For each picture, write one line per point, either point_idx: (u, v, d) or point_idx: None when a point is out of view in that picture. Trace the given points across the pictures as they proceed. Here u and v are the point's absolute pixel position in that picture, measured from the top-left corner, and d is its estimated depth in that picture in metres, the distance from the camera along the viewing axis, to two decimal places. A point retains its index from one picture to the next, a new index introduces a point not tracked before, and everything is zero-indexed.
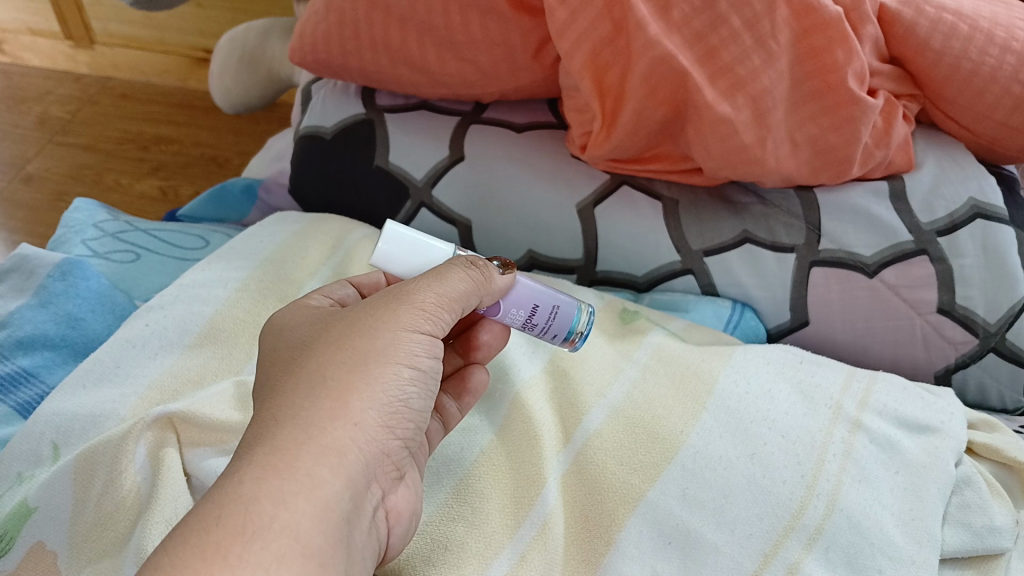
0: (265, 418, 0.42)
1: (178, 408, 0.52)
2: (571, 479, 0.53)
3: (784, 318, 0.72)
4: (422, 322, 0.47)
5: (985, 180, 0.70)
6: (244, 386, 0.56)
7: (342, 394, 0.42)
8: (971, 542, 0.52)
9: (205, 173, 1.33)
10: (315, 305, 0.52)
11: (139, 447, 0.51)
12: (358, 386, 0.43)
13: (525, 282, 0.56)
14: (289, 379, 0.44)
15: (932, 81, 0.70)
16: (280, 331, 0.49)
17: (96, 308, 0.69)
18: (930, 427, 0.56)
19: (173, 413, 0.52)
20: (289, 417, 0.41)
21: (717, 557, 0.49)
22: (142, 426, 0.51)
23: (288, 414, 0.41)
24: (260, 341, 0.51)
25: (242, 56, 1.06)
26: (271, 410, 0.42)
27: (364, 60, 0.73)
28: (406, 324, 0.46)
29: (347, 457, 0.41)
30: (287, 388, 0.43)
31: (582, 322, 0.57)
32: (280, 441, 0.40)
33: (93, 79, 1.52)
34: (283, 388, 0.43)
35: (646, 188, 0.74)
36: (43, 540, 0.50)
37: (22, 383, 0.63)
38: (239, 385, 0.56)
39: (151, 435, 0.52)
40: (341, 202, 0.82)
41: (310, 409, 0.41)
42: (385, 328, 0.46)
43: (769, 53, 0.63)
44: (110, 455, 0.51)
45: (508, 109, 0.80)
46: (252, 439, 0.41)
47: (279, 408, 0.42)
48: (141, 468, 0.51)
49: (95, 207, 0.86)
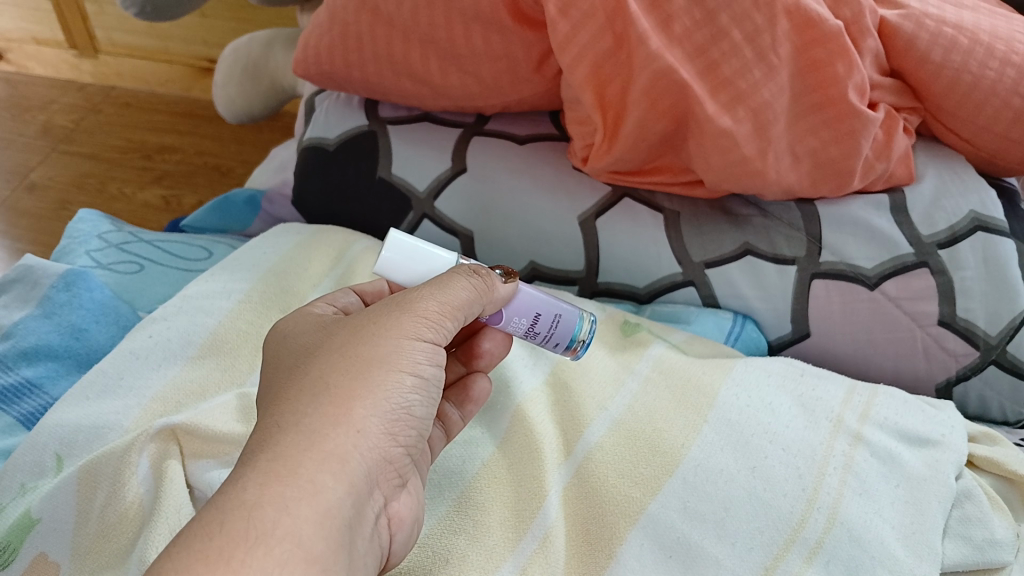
0: (268, 425, 0.42)
1: (181, 419, 0.52)
2: (573, 491, 0.53)
3: (785, 330, 0.72)
4: (424, 330, 0.47)
5: (985, 192, 0.71)
6: (247, 398, 0.56)
7: (344, 401, 0.42)
8: (971, 555, 0.52)
9: (208, 182, 1.34)
10: (316, 314, 0.52)
11: (142, 459, 0.52)
12: (360, 394, 0.43)
13: (529, 289, 0.56)
14: (292, 386, 0.44)
15: (932, 94, 0.71)
16: (283, 340, 0.49)
17: (100, 319, 0.69)
18: (930, 440, 0.57)
19: (176, 425, 0.52)
20: (291, 423, 0.41)
21: (717, 569, 0.49)
22: (145, 438, 0.52)
23: (291, 421, 0.41)
24: (263, 349, 0.51)
25: (245, 66, 1.06)
26: (273, 418, 0.42)
27: (367, 71, 0.74)
28: (409, 333, 0.46)
29: (349, 464, 0.41)
30: (290, 394, 0.43)
31: (585, 327, 0.58)
32: (282, 448, 0.40)
33: (97, 88, 1.53)
34: (286, 395, 0.43)
35: (647, 200, 0.74)
36: (46, 550, 0.50)
37: (25, 394, 0.63)
38: (242, 397, 0.57)
39: (153, 447, 0.52)
40: (344, 212, 0.82)
41: (312, 415, 0.42)
42: (387, 337, 0.46)
43: (770, 67, 0.64)
44: (114, 465, 0.52)
45: (510, 120, 0.80)
46: (255, 445, 0.41)
47: (281, 415, 0.42)
48: (144, 479, 0.51)
49: (100, 217, 0.86)
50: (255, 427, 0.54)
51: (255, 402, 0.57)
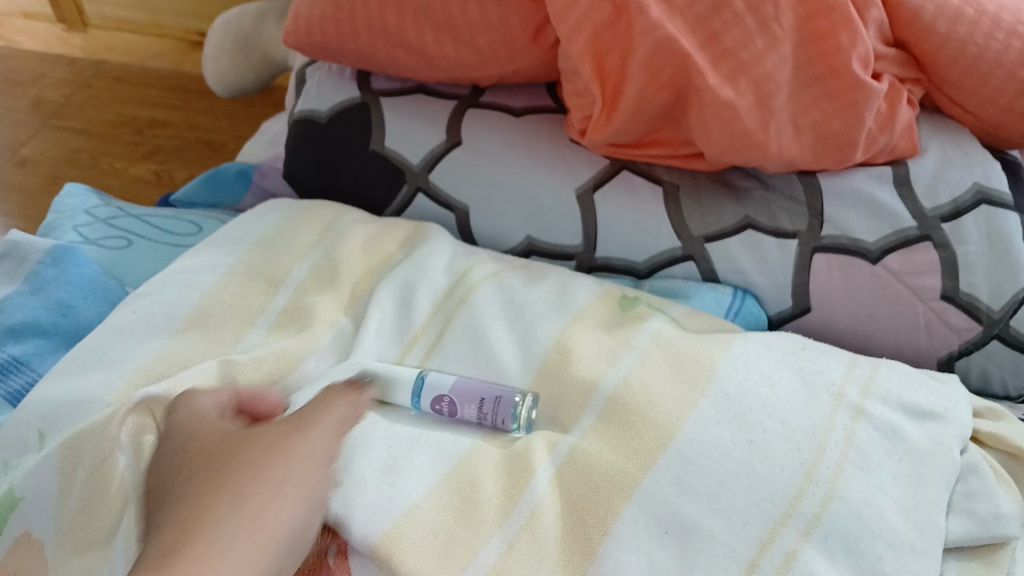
0: (181, 525, 0.42)
1: (160, 390, 0.52)
2: (567, 472, 0.52)
3: (786, 305, 0.71)
4: (322, 451, 0.47)
5: (990, 165, 0.69)
6: (228, 365, 0.57)
7: (268, 499, 0.44)
8: (977, 530, 0.51)
9: (200, 158, 1.31)
10: (207, 417, 0.50)
11: (121, 433, 0.51)
12: (273, 503, 0.44)
13: (472, 380, 0.58)
14: (203, 488, 0.44)
15: (937, 65, 0.69)
16: (185, 436, 0.49)
17: (89, 295, 0.68)
18: (933, 413, 0.56)
19: (156, 395, 0.52)
20: (204, 526, 0.42)
21: (714, 545, 0.48)
22: (125, 411, 0.51)
23: (200, 523, 0.42)
24: (158, 447, 0.50)
25: (236, 39, 1.04)
26: (182, 520, 0.42)
27: (359, 43, 0.72)
28: (309, 455, 0.46)
29: (258, 567, 0.41)
30: (205, 497, 0.43)
31: (522, 414, 0.56)
32: (197, 550, 0.41)
33: (86, 63, 1.51)
34: (201, 498, 0.43)
35: (646, 173, 0.73)
36: (30, 529, 0.51)
37: (12, 371, 0.62)
38: (223, 364, 0.57)
39: (132, 421, 0.51)
40: (337, 187, 0.80)
41: (225, 521, 0.42)
42: (291, 459, 0.46)
43: (773, 36, 0.63)
44: (94, 441, 0.50)
45: (506, 93, 0.79)
46: (162, 547, 0.41)
47: (197, 516, 0.42)
48: (125, 452, 0.50)
49: (87, 192, 0.84)
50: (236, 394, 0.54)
51: (237, 369, 0.57)
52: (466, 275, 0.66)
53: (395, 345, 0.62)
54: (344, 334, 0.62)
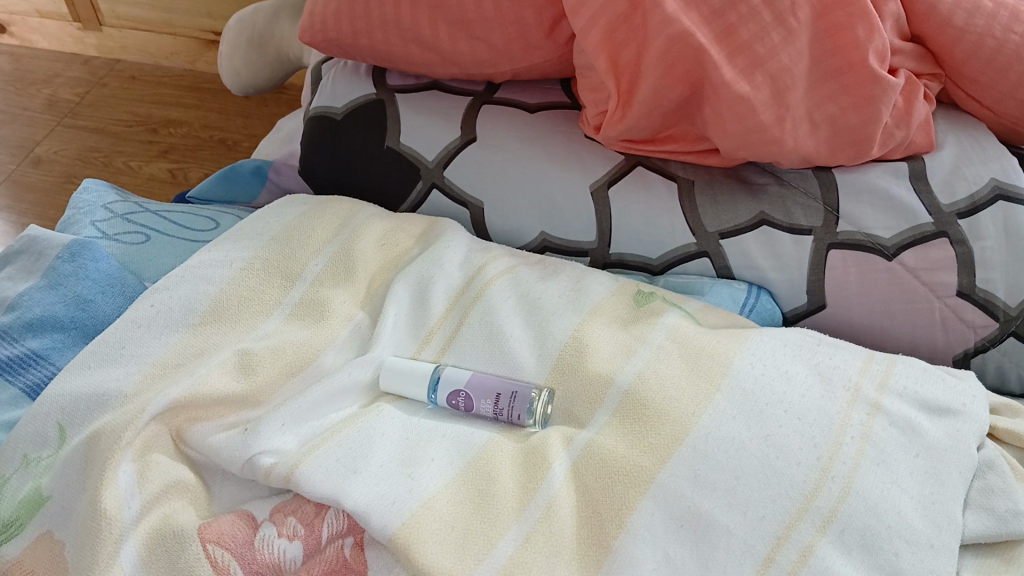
0: None
1: (179, 394, 0.55)
2: (581, 467, 0.52)
3: (801, 301, 0.71)
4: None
5: (1007, 160, 0.69)
6: (246, 354, 0.58)
7: None
8: (995, 526, 0.51)
9: (215, 155, 1.32)
10: (156, 482, 0.52)
11: (125, 465, 0.52)
12: None
13: (488, 374, 0.59)
14: None
15: (954, 59, 0.69)
16: None
17: (106, 289, 0.69)
18: (951, 409, 0.55)
19: (176, 400, 0.55)
20: None
21: (730, 540, 0.48)
22: (143, 419, 0.54)
23: None
24: None
25: (251, 37, 1.04)
26: None
27: (375, 38, 0.72)
28: None
29: None
30: None
31: (539, 408, 0.56)
32: None
33: (102, 62, 1.52)
34: None
35: (661, 169, 0.73)
36: (53, 529, 0.52)
37: (30, 365, 0.63)
38: (240, 354, 0.58)
39: (154, 428, 0.55)
40: (352, 183, 0.81)
41: None
42: None
43: (788, 31, 0.63)
44: (110, 442, 0.53)
45: (520, 89, 0.79)
46: None
47: None
48: (130, 460, 0.53)
49: (105, 188, 0.85)
50: (254, 386, 0.57)
51: (254, 357, 0.58)
52: (481, 270, 0.66)
53: (410, 342, 0.63)
54: (359, 328, 0.63)
